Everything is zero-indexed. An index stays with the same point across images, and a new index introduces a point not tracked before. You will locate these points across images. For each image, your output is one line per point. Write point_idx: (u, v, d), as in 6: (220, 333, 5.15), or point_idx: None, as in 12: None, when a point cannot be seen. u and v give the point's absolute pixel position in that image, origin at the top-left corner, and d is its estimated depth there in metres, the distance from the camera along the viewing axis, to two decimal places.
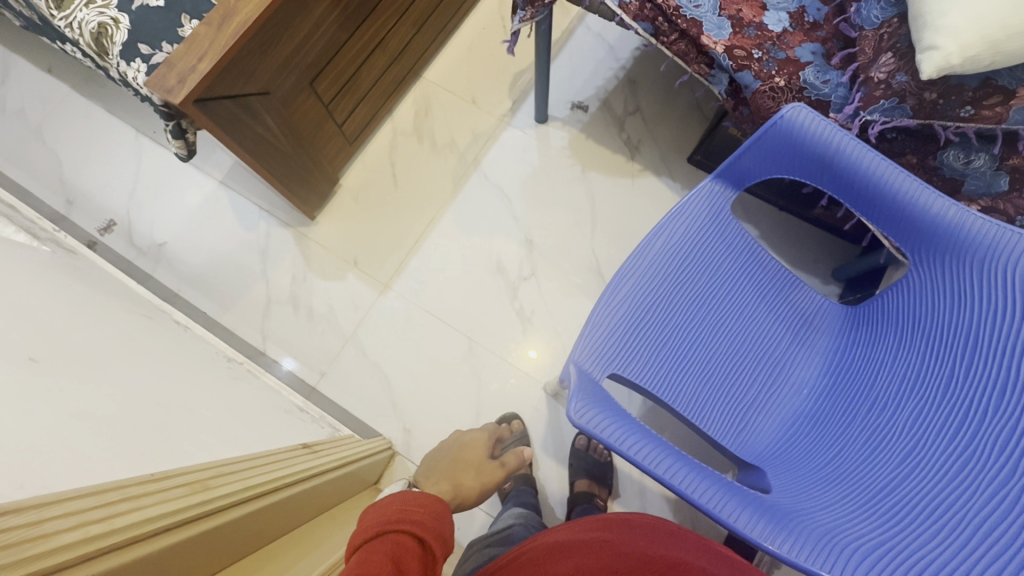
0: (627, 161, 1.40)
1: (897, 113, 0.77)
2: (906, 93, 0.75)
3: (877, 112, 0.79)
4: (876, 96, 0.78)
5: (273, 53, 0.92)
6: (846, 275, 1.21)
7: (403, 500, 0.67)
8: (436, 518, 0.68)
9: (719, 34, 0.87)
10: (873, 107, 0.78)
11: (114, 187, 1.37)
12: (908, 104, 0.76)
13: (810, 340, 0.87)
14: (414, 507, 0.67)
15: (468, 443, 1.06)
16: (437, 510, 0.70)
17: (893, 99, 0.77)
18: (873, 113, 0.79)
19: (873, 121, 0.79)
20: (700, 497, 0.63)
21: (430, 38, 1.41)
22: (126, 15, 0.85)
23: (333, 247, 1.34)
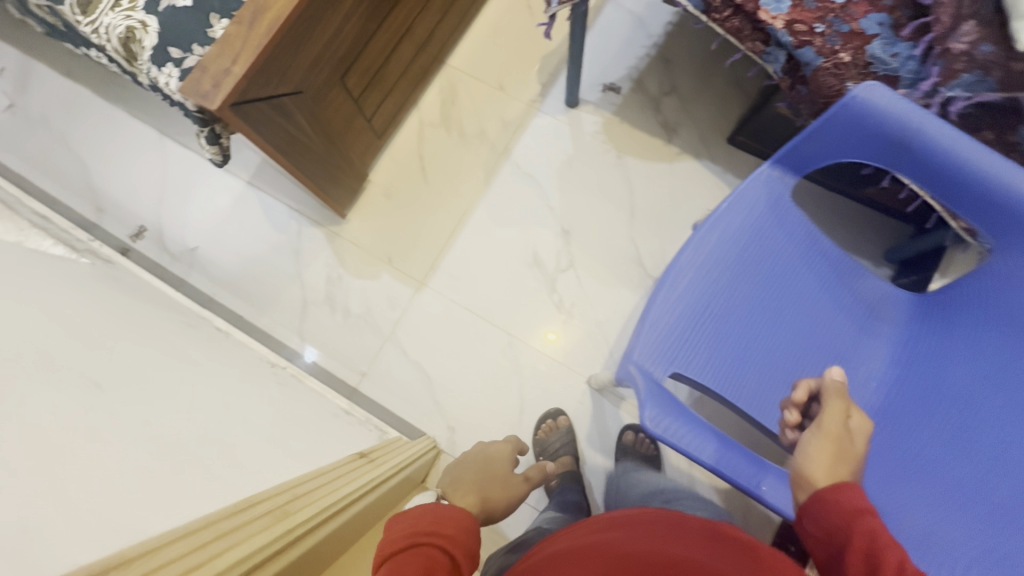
0: (664, 145, 1.35)
1: (980, 88, 0.70)
2: (992, 64, 0.69)
3: (959, 87, 0.72)
4: (956, 69, 0.71)
5: (303, 53, 0.88)
6: (909, 250, 1.16)
7: (439, 511, 0.66)
8: (464, 533, 0.67)
9: (776, 9, 0.81)
10: (951, 83, 0.72)
11: (142, 192, 1.35)
12: (993, 77, 0.69)
13: (877, 330, 0.83)
14: (448, 519, 0.66)
15: (497, 454, 1.00)
16: (465, 524, 0.69)
17: (977, 72, 0.70)
18: (955, 89, 0.72)
19: (955, 97, 0.72)
20: (719, 463, 0.65)
21: (454, 24, 1.35)
22: (154, 17, 0.81)
23: (366, 245, 1.32)
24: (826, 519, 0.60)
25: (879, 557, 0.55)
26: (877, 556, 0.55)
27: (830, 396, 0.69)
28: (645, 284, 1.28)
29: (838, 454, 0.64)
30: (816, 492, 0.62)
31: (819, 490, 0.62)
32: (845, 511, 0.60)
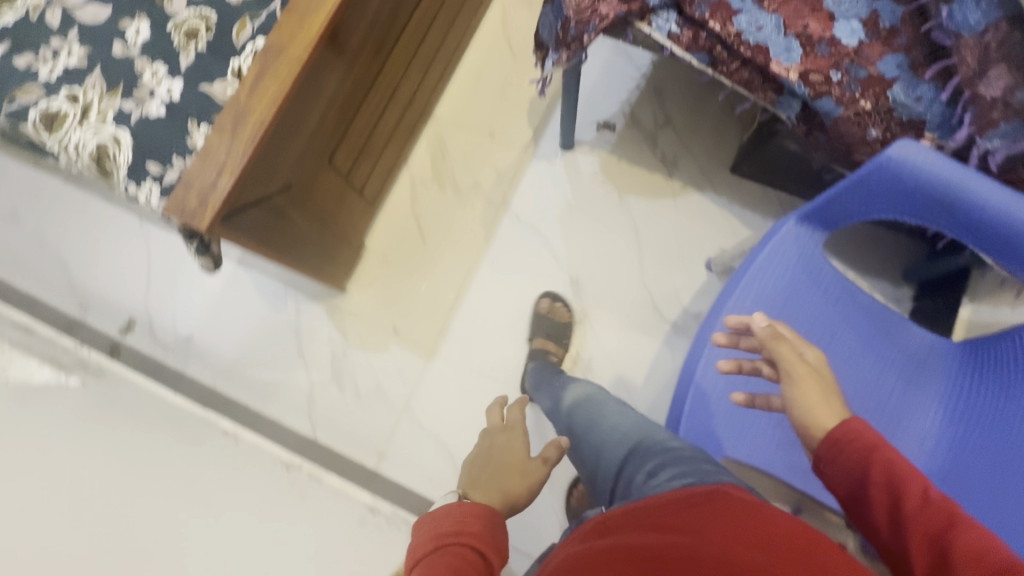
0: (666, 181, 1.31)
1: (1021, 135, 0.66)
2: None
3: (997, 136, 0.68)
4: (993, 118, 0.67)
5: (290, 148, 0.83)
6: (960, 262, 1.05)
7: (463, 507, 0.59)
8: (493, 532, 0.58)
9: (789, 60, 0.77)
10: (989, 133, 0.68)
11: (127, 281, 1.28)
12: None
13: (924, 385, 0.79)
14: (472, 517, 0.58)
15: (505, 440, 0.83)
16: (493, 520, 0.60)
17: (1015, 120, 0.66)
18: (992, 139, 0.68)
19: (993, 148, 0.69)
20: None
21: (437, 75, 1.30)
22: (127, 131, 0.75)
23: (369, 317, 1.26)
24: (845, 457, 0.61)
25: (902, 487, 0.56)
26: (900, 485, 0.56)
27: (764, 342, 0.71)
28: (662, 328, 1.24)
29: (820, 390, 0.67)
30: (830, 432, 0.63)
31: (833, 432, 0.63)
32: (860, 449, 0.60)
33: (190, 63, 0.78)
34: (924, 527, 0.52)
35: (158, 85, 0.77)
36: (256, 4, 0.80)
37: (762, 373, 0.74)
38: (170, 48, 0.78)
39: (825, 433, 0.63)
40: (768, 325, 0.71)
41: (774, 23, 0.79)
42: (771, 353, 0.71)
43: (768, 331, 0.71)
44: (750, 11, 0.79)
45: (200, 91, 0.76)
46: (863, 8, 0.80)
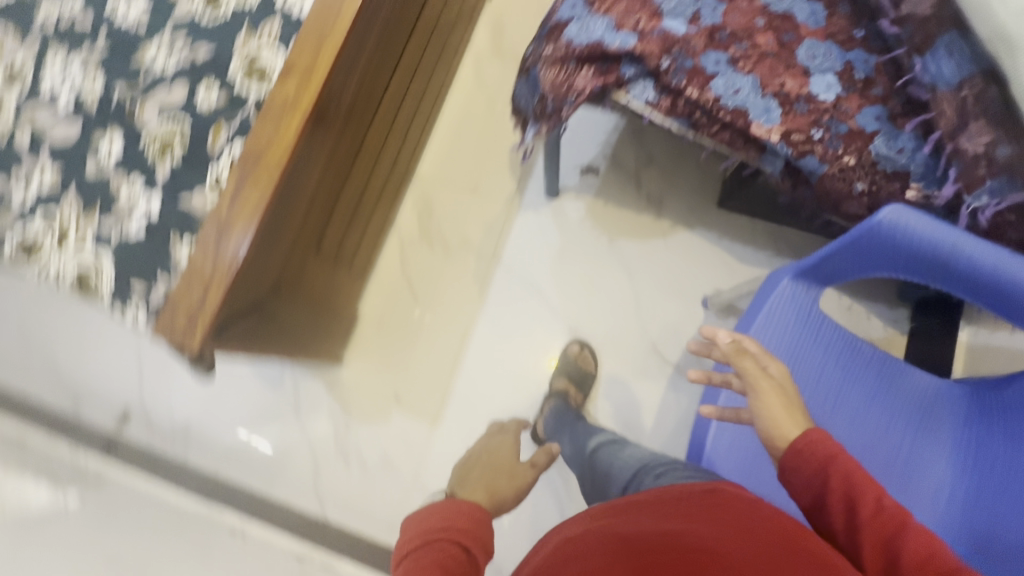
0: (654, 220, 1.30)
1: (1008, 191, 0.66)
2: (1016, 167, 0.65)
3: (984, 193, 0.68)
4: (979, 175, 0.67)
5: (276, 248, 0.82)
6: None
7: (453, 506, 0.67)
8: (477, 524, 0.67)
9: (769, 121, 0.77)
10: (977, 192, 0.68)
11: (118, 372, 1.26)
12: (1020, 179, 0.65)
13: (932, 434, 0.79)
14: (459, 513, 0.66)
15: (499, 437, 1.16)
16: (479, 515, 0.68)
17: (1001, 177, 0.66)
18: (980, 196, 0.68)
19: (982, 205, 0.69)
20: None
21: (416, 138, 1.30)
22: (108, 253, 0.74)
23: (369, 386, 1.24)
24: (808, 467, 0.68)
25: (857, 497, 0.64)
26: (856, 492, 0.64)
27: (729, 358, 0.76)
28: (665, 371, 1.24)
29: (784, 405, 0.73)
30: (794, 443, 0.69)
31: (797, 442, 0.69)
32: (821, 458, 0.67)
33: (167, 178, 0.76)
34: (877, 534, 0.62)
35: (136, 203, 0.75)
36: (229, 109, 0.78)
37: (731, 386, 0.78)
38: (145, 163, 0.77)
39: (790, 443, 0.70)
40: (732, 341, 0.76)
41: (751, 84, 0.79)
42: (737, 367, 0.76)
43: (732, 347, 0.76)
44: (726, 74, 0.79)
45: (180, 205, 0.75)
46: (837, 60, 0.81)
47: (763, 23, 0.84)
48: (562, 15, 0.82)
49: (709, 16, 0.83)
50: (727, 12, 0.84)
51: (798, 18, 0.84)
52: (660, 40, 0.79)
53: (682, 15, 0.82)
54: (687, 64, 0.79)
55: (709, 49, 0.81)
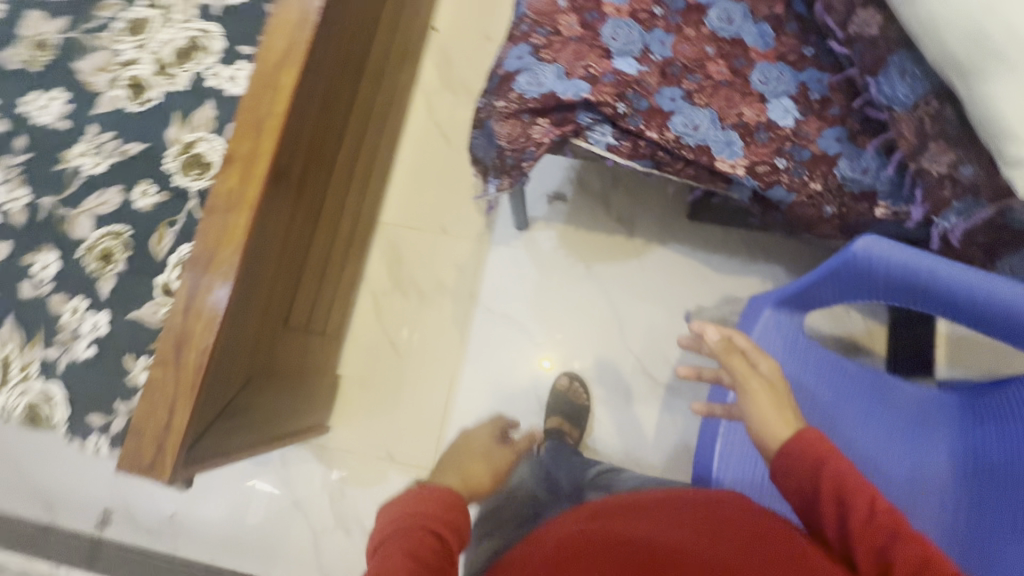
0: (628, 241, 1.29)
1: (976, 210, 0.67)
2: (981, 186, 0.65)
3: (951, 213, 0.69)
4: (945, 196, 0.68)
5: (241, 343, 0.78)
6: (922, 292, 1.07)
7: (422, 493, 0.63)
8: (449, 515, 0.62)
9: (732, 155, 0.76)
10: (944, 212, 0.69)
11: (92, 470, 1.19)
12: (985, 197, 0.66)
13: (928, 444, 0.80)
14: (428, 500, 0.63)
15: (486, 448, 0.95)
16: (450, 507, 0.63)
17: (967, 198, 0.66)
18: (948, 216, 0.69)
19: (951, 224, 0.69)
20: None
21: None
22: (57, 382, 0.69)
23: (360, 449, 1.20)
24: (798, 472, 0.65)
25: (849, 500, 0.61)
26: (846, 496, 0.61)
27: (718, 354, 0.78)
28: (658, 393, 1.23)
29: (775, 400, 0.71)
30: (784, 446, 0.67)
31: (786, 444, 0.67)
32: (812, 462, 0.65)
33: (111, 289, 0.71)
34: (871, 540, 0.58)
35: (81, 323, 0.70)
36: (169, 207, 0.74)
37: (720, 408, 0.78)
38: (86, 277, 0.72)
39: (780, 445, 0.68)
40: (721, 338, 0.78)
41: (709, 118, 0.78)
42: (725, 365, 0.77)
43: (720, 343, 0.78)
44: (684, 110, 0.78)
45: (129, 317, 0.70)
46: (790, 82, 0.80)
47: (713, 51, 0.82)
48: (509, 65, 0.80)
49: (658, 50, 0.81)
50: (676, 44, 0.82)
51: (747, 41, 0.83)
52: (613, 84, 0.77)
53: (631, 53, 0.80)
54: (642, 104, 0.77)
55: (664, 86, 0.79)
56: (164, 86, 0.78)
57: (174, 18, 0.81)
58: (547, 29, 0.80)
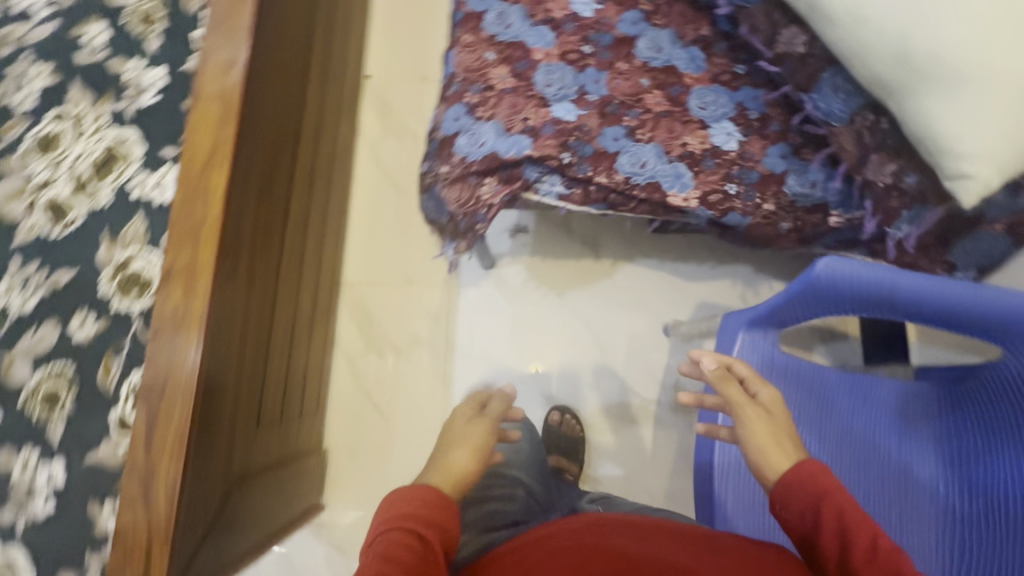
0: (595, 262, 1.29)
1: (925, 216, 0.68)
2: (926, 193, 0.66)
3: (903, 222, 0.70)
4: (893, 206, 0.69)
5: (214, 459, 0.75)
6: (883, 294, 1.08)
7: (418, 495, 0.66)
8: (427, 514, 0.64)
9: (683, 188, 0.76)
10: (896, 222, 0.70)
11: None
12: (931, 202, 0.67)
13: (914, 437, 0.81)
14: (417, 501, 0.65)
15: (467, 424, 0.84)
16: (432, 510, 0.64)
17: (915, 205, 0.68)
18: (900, 225, 0.70)
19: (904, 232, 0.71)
20: None
21: (332, 250, 1.23)
22: (19, 545, 0.64)
23: (360, 520, 1.17)
24: (799, 503, 0.65)
25: (849, 537, 0.60)
26: (846, 534, 0.60)
27: (715, 383, 0.77)
28: (650, 410, 1.23)
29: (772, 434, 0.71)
30: (784, 478, 0.67)
31: (787, 476, 0.67)
32: (814, 491, 0.65)
33: (62, 433, 0.67)
34: None
35: (35, 477, 0.66)
36: (111, 334, 0.69)
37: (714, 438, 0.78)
38: (33, 425, 0.67)
39: (780, 476, 0.68)
40: (718, 366, 0.78)
41: (655, 153, 0.77)
42: (722, 393, 0.77)
43: (716, 370, 0.77)
44: (629, 149, 0.77)
45: (86, 463, 0.66)
46: (728, 103, 0.80)
47: (648, 82, 0.82)
48: (447, 128, 0.78)
49: (594, 90, 0.81)
50: (611, 80, 0.82)
51: (679, 67, 0.83)
52: (554, 134, 0.76)
53: (567, 97, 0.80)
54: (587, 150, 0.77)
55: (605, 126, 0.78)
56: (88, 205, 0.74)
57: (87, 130, 0.76)
58: (479, 85, 0.79)
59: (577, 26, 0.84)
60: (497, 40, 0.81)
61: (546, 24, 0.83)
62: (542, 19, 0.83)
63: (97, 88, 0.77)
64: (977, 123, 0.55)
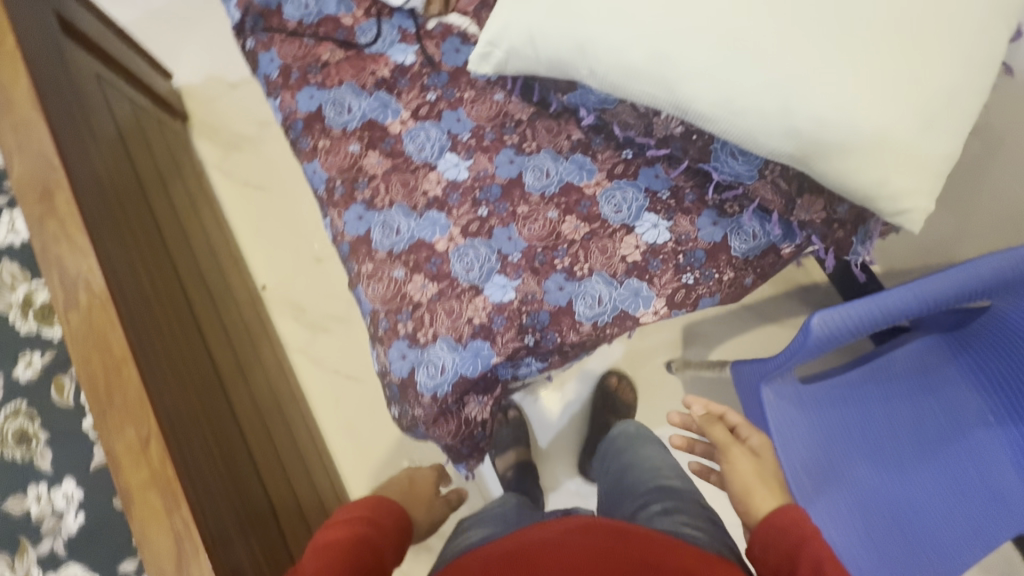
0: None
1: (871, 234, 0.69)
2: (864, 215, 0.68)
3: (856, 247, 0.71)
4: (843, 237, 0.69)
5: None
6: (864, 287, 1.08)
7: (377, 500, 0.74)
8: (387, 514, 0.72)
9: (648, 303, 0.74)
10: (851, 249, 0.70)
11: None
12: (871, 221, 0.68)
13: (947, 387, 0.83)
14: (381, 508, 0.72)
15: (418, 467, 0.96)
16: (387, 512, 0.72)
17: (860, 229, 0.69)
18: (856, 251, 0.71)
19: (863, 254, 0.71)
20: None
21: (327, 485, 1.12)
22: None
23: None
24: (780, 546, 0.63)
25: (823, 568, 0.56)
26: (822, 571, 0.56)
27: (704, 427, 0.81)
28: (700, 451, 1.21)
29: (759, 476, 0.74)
30: (771, 518, 0.67)
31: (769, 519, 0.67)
32: (795, 538, 0.63)
33: None
34: None
35: None
36: None
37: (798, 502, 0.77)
38: None
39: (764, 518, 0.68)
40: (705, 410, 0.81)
41: (603, 282, 0.75)
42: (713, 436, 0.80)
43: (705, 416, 0.81)
44: (578, 292, 0.74)
45: None
46: (637, 194, 0.78)
47: (555, 212, 0.78)
48: (398, 370, 0.71)
49: (512, 248, 0.77)
50: (522, 230, 0.78)
51: (574, 181, 0.80)
52: (507, 325, 0.72)
53: (493, 271, 0.75)
54: (544, 318, 0.73)
55: (544, 280, 0.75)
56: None
57: None
58: (407, 309, 0.73)
59: (461, 194, 0.80)
60: (396, 253, 0.76)
61: (432, 208, 0.79)
62: (425, 204, 0.79)
63: (6, 545, 0.65)
64: (896, 168, 0.55)
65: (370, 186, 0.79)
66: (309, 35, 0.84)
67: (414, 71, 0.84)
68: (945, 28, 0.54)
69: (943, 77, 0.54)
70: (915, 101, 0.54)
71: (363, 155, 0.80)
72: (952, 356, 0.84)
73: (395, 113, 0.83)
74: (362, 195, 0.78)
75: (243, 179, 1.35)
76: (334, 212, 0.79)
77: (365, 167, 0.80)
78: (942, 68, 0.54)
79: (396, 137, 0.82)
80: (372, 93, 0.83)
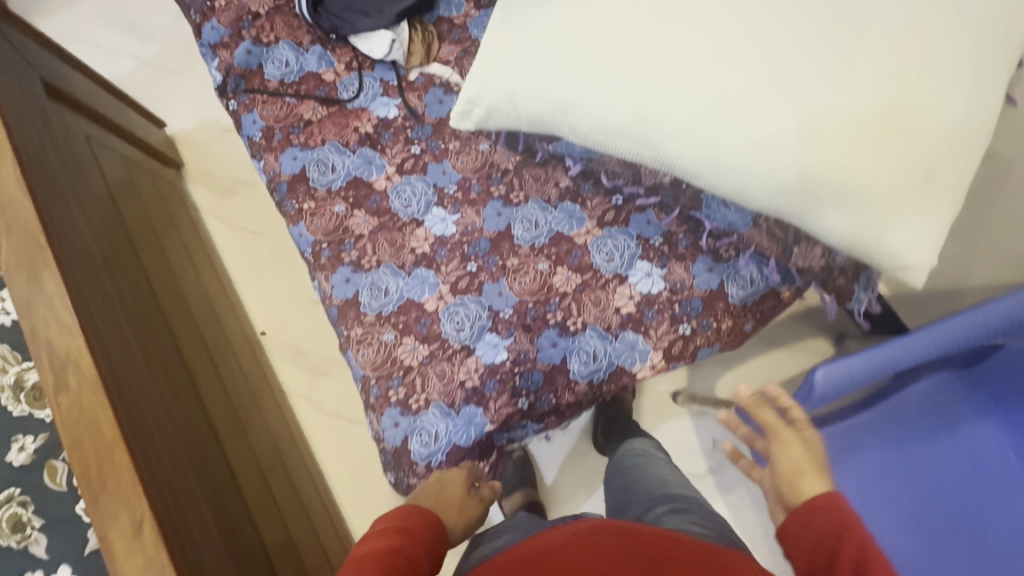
0: None
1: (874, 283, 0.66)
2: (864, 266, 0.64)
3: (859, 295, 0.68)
4: (844, 285, 0.67)
5: None
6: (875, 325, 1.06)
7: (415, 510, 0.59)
8: (427, 524, 0.58)
9: (644, 356, 0.72)
10: (853, 297, 0.67)
11: None
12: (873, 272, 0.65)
13: (963, 427, 0.79)
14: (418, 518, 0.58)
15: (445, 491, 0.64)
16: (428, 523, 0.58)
17: (861, 278, 0.65)
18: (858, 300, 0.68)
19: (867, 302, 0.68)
20: None
21: (331, 530, 1.10)
22: None
23: None
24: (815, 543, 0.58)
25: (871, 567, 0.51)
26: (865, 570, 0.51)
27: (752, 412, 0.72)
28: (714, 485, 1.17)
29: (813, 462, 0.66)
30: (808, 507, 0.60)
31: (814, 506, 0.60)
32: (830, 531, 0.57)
33: None
34: None
35: None
36: None
37: None
38: None
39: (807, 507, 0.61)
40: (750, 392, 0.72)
41: (598, 336, 0.73)
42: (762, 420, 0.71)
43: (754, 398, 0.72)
44: (572, 348, 0.72)
45: None
46: (629, 241, 0.76)
47: (546, 264, 0.76)
48: (392, 439, 0.70)
49: (503, 304, 0.75)
50: (513, 284, 0.76)
51: (564, 231, 0.78)
52: (500, 388, 0.71)
53: (484, 329, 0.74)
54: (538, 377, 0.72)
55: (537, 337, 0.73)
56: None
57: None
58: (398, 375, 0.72)
59: (449, 250, 0.78)
60: (384, 315, 0.74)
61: (420, 265, 0.77)
62: (413, 262, 0.77)
63: None
64: (894, 225, 0.53)
65: (357, 247, 0.78)
66: (290, 94, 0.84)
67: (397, 124, 0.83)
68: (941, 76, 0.51)
69: (940, 127, 0.52)
70: (909, 153, 0.52)
71: (349, 216, 0.79)
72: (967, 395, 0.80)
73: (380, 168, 0.81)
74: (349, 257, 0.77)
75: (238, 224, 1.35)
76: (322, 275, 0.78)
77: (351, 227, 0.79)
78: (939, 119, 0.51)
79: (381, 193, 0.80)
80: (356, 149, 0.82)
